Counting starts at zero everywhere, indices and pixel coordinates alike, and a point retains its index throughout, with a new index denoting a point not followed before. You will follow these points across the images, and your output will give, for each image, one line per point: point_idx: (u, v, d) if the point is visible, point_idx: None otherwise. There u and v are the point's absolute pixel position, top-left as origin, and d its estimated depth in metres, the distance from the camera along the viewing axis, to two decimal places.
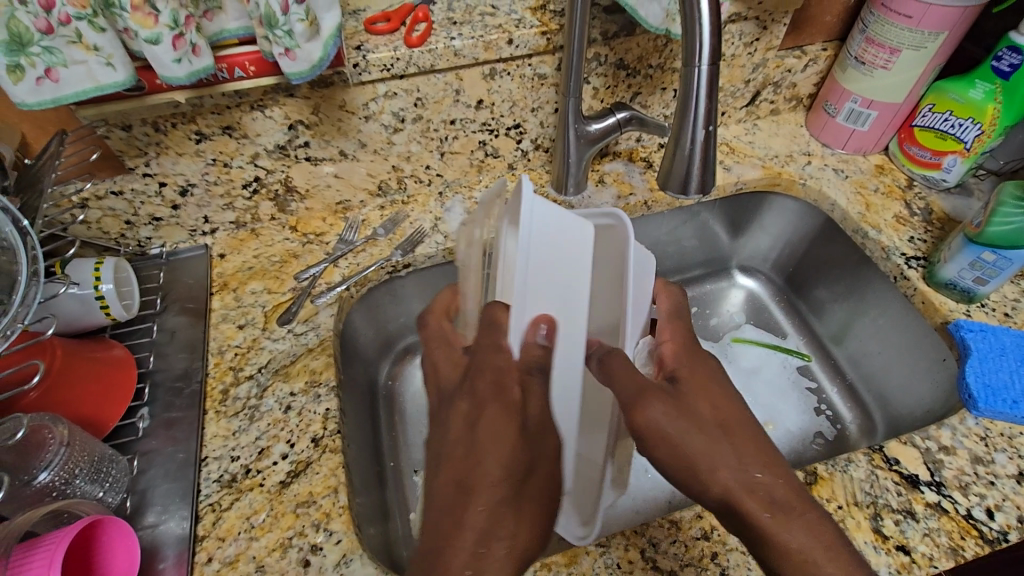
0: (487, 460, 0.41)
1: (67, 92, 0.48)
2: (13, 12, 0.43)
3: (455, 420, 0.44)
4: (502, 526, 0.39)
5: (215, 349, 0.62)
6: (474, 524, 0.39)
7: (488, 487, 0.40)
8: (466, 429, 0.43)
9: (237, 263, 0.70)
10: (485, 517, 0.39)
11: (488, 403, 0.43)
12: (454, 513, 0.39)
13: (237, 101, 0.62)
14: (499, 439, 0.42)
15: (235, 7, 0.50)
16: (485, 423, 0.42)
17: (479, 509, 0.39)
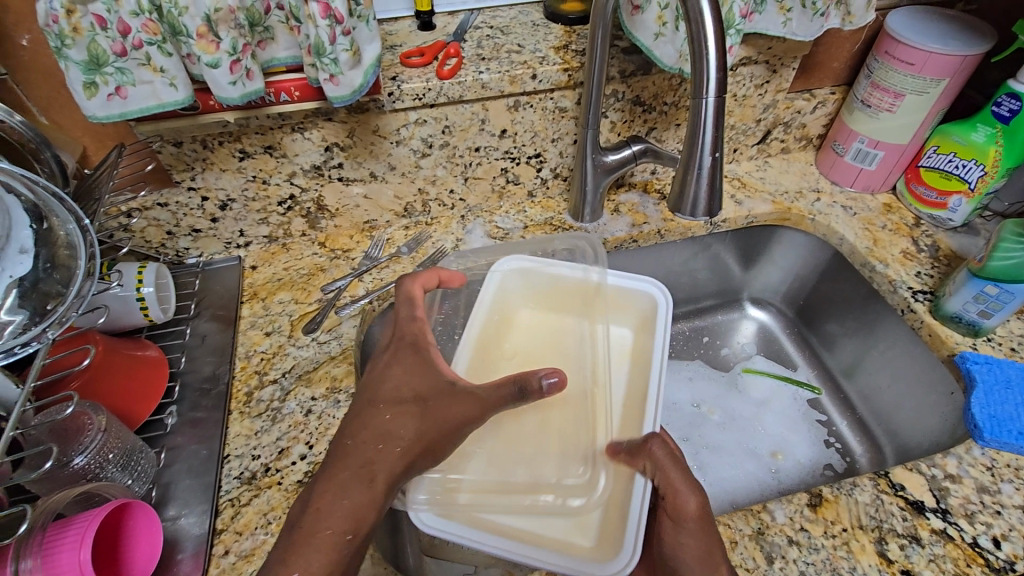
0: (396, 385, 0.51)
1: (132, 108, 0.52)
2: (94, 36, 0.48)
3: (380, 362, 0.53)
4: (399, 433, 0.49)
5: (243, 353, 0.66)
6: (377, 424, 0.49)
7: (392, 403, 0.50)
8: (393, 367, 0.52)
9: (267, 275, 0.74)
10: (387, 421, 0.49)
11: (408, 352, 0.53)
12: (360, 415, 0.50)
13: (280, 123, 0.67)
14: (422, 374, 0.52)
15: (286, 38, 0.55)
16: (403, 364, 0.53)
17: (384, 415, 0.49)
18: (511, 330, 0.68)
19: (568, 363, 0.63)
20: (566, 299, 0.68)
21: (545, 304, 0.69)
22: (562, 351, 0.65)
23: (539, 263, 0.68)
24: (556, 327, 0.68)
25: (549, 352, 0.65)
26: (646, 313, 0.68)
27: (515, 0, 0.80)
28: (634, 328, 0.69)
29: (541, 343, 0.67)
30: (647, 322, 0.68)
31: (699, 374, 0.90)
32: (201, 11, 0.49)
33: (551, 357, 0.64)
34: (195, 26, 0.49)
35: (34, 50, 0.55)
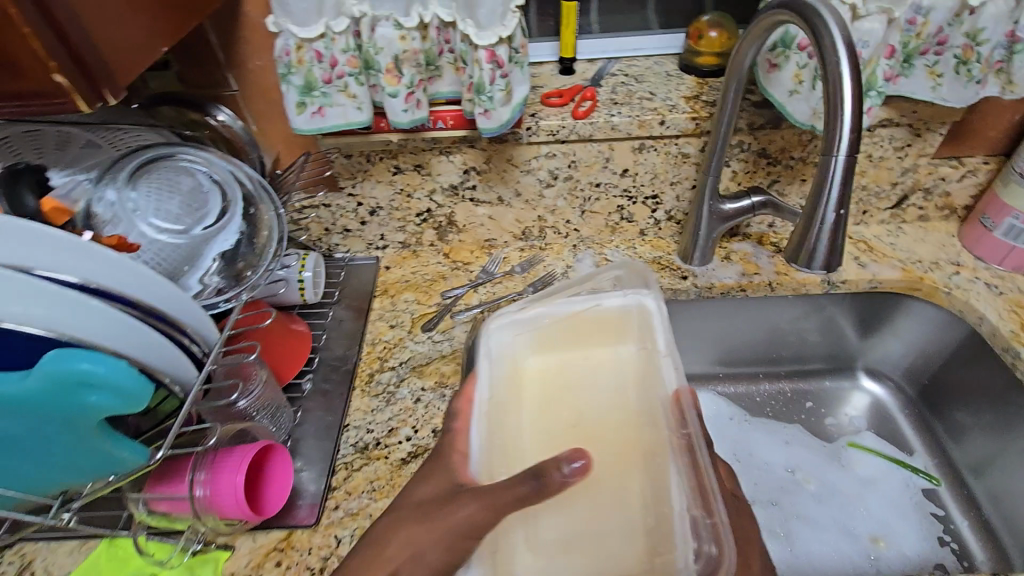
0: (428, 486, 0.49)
1: (327, 125, 0.63)
2: (311, 67, 0.60)
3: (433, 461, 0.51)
4: (396, 533, 0.48)
5: (369, 340, 0.75)
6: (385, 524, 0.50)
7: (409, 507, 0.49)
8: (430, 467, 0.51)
9: (398, 275, 0.83)
10: (391, 524, 0.49)
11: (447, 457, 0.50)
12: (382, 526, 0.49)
13: (431, 146, 0.77)
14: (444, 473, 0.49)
15: (451, 76, 0.65)
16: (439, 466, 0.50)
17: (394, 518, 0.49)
18: (522, 392, 0.53)
19: (599, 417, 0.50)
20: (577, 335, 0.55)
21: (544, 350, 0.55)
22: (577, 399, 0.52)
23: (532, 316, 0.56)
24: (565, 375, 0.54)
25: (563, 408, 0.51)
26: (640, 319, 0.55)
27: (651, 51, 0.86)
28: (639, 347, 0.54)
29: (551, 399, 0.52)
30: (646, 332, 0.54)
31: (798, 439, 0.86)
32: (393, 52, 0.59)
33: (571, 414, 0.51)
34: (386, 62, 0.60)
35: (261, 74, 0.69)
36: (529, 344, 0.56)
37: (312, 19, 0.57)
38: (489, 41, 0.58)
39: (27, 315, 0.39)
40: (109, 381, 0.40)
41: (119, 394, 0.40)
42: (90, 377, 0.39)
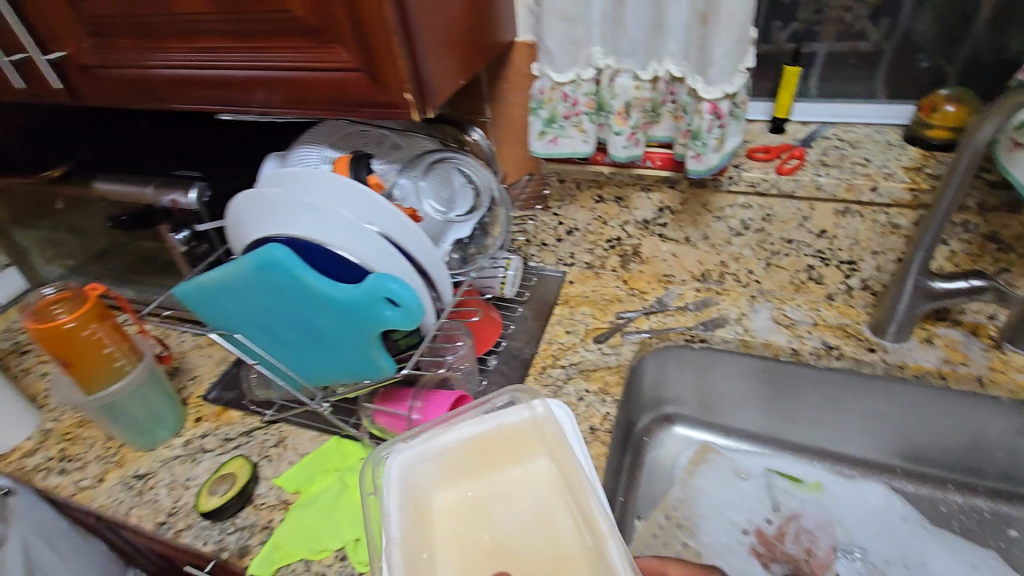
0: None
1: (556, 152, 0.76)
2: (557, 104, 0.73)
3: None
4: None
5: (547, 339, 0.85)
6: None
7: None
8: None
9: (580, 290, 0.94)
10: None
11: None
12: None
13: (636, 182, 0.87)
14: None
15: (668, 123, 0.73)
16: None
17: None
18: (429, 529, 0.47)
19: (522, 547, 0.46)
20: (476, 467, 0.50)
21: (453, 476, 0.50)
22: (496, 525, 0.47)
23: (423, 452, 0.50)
24: (478, 503, 0.49)
25: (477, 536, 0.47)
26: (546, 431, 0.50)
27: (873, 120, 0.86)
28: (553, 459, 0.49)
29: (468, 528, 0.47)
30: (555, 443, 0.49)
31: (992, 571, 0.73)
32: (626, 98, 0.70)
33: (487, 547, 0.46)
34: (618, 106, 0.71)
35: (511, 107, 0.86)
36: (429, 490, 0.49)
37: (568, 66, 0.70)
38: (713, 96, 0.64)
39: (354, 248, 0.56)
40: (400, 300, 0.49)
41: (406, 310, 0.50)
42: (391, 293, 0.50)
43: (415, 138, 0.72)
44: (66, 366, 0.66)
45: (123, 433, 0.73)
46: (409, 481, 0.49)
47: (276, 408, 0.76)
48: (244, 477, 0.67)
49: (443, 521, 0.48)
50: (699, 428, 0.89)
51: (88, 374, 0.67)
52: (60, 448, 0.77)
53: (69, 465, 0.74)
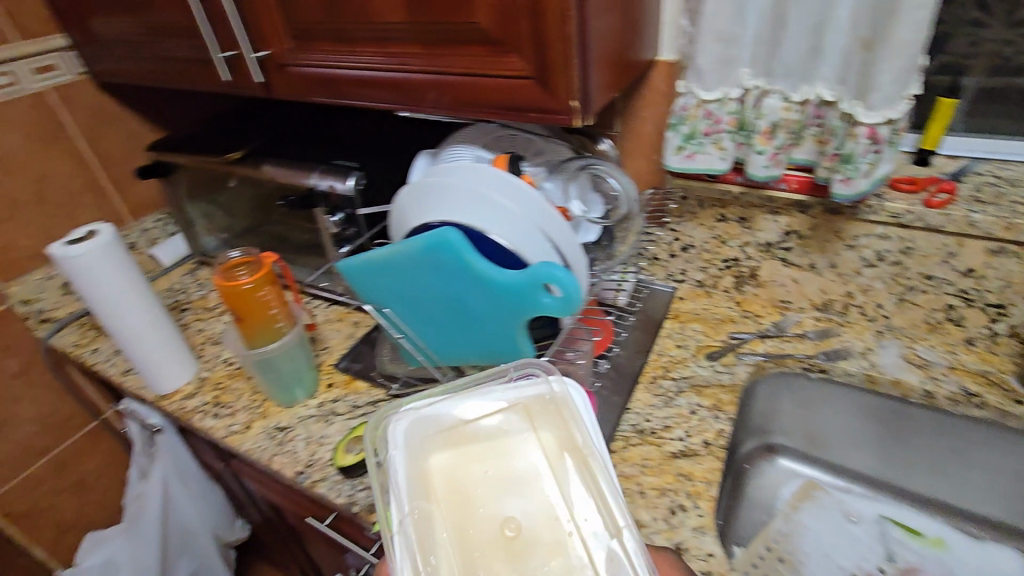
0: None
1: (693, 167, 0.78)
2: (698, 122, 0.75)
3: None
4: None
5: (657, 350, 0.86)
6: None
7: None
8: None
9: (690, 307, 0.93)
10: None
11: None
12: None
13: (763, 204, 0.87)
14: None
15: (810, 146, 0.73)
16: None
17: None
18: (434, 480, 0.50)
19: (523, 511, 0.48)
20: (481, 431, 0.53)
21: (463, 439, 0.53)
22: (496, 476, 0.50)
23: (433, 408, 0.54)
24: (485, 464, 0.51)
25: (483, 492, 0.49)
26: (558, 402, 0.54)
27: None
28: (563, 430, 0.52)
29: (475, 487, 0.50)
30: (566, 416, 0.53)
31: None
32: (773, 118, 0.71)
33: (490, 503, 0.49)
34: (764, 126, 0.72)
35: (643, 123, 0.89)
36: (435, 446, 0.53)
37: (715, 85, 0.72)
38: (873, 120, 0.64)
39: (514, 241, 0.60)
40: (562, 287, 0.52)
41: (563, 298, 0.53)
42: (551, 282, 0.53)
43: (557, 146, 0.76)
44: (238, 320, 0.75)
45: (267, 387, 0.82)
46: (418, 433, 0.53)
47: (400, 383, 0.82)
48: None
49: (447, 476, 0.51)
50: (804, 462, 0.85)
51: (253, 330, 0.76)
52: (214, 395, 0.87)
53: (222, 410, 0.84)
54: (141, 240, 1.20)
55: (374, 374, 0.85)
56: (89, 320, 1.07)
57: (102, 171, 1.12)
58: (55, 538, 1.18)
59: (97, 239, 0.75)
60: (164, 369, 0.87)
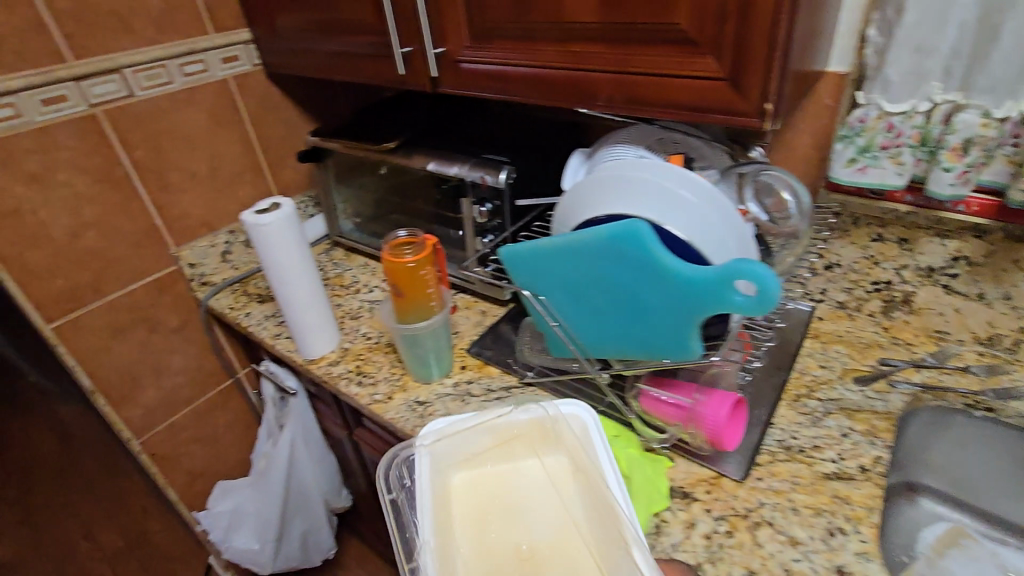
0: None
1: (864, 180, 0.81)
2: (880, 134, 0.78)
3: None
4: None
5: (798, 369, 0.82)
6: None
7: None
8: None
9: (830, 328, 0.88)
10: None
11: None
12: None
13: (931, 226, 0.87)
14: None
15: (1001, 166, 0.74)
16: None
17: None
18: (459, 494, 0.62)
19: (530, 520, 0.60)
20: (498, 455, 0.66)
21: (478, 466, 0.65)
22: (510, 495, 0.62)
23: (457, 426, 0.65)
24: (498, 485, 0.63)
25: (497, 509, 0.61)
26: (560, 427, 0.66)
27: None
28: (564, 455, 0.65)
29: (491, 504, 0.61)
30: (566, 439, 0.65)
31: None
32: (966, 134, 0.72)
33: (506, 515, 0.60)
34: (954, 142, 0.73)
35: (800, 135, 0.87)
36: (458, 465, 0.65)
37: (904, 97, 0.75)
38: None
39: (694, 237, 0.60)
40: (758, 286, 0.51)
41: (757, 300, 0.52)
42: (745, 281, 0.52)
43: (717, 150, 0.76)
44: (399, 295, 0.79)
45: (408, 362, 0.87)
46: (445, 450, 0.65)
47: (534, 371, 0.84)
48: None
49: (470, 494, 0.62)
50: (951, 507, 0.79)
51: (410, 305, 0.81)
52: (356, 364, 0.93)
53: (365, 379, 0.90)
54: None
55: (508, 360, 0.89)
56: (240, 287, 1.17)
57: (262, 154, 1.23)
58: (188, 481, 1.30)
59: (280, 210, 0.82)
60: (315, 335, 0.94)
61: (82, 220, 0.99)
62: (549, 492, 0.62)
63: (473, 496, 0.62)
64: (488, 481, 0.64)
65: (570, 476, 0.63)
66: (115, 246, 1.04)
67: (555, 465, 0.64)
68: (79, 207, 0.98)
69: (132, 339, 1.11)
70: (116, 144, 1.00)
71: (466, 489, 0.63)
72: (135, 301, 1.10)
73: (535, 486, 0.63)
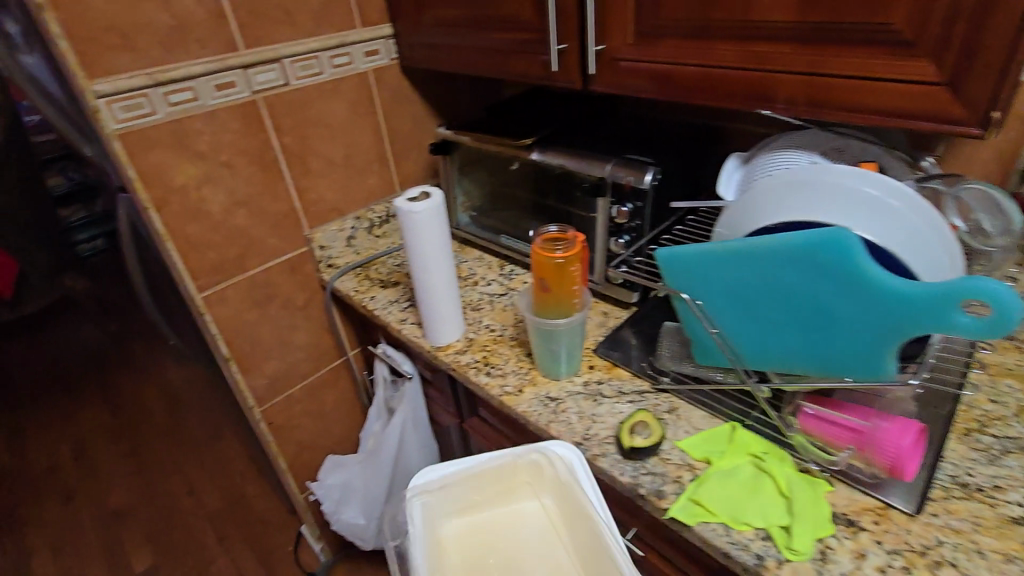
0: None
1: None
2: None
3: None
4: None
5: (966, 401, 0.76)
6: None
7: None
8: None
9: (998, 361, 0.81)
10: None
11: None
12: None
13: None
14: None
15: None
16: None
17: None
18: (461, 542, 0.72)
19: (526, 557, 0.70)
20: (493, 498, 0.75)
21: (476, 510, 0.75)
22: (507, 538, 0.72)
23: (453, 469, 0.70)
24: (494, 529, 0.73)
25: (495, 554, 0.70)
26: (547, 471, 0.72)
27: None
28: (557, 498, 0.74)
29: (488, 549, 0.71)
30: (555, 484, 0.73)
31: None
32: None
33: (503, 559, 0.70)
34: None
35: None
36: (461, 509, 0.74)
37: None
38: None
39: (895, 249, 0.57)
40: (996, 307, 0.48)
41: (991, 321, 0.49)
42: (974, 299, 0.49)
43: (898, 162, 0.72)
44: (547, 289, 0.79)
45: (539, 356, 0.88)
46: (443, 497, 0.72)
47: (670, 378, 0.82)
48: (659, 430, 0.73)
49: (471, 537, 0.73)
50: None
51: (554, 301, 0.80)
52: (484, 355, 0.94)
53: (493, 370, 0.91)
54: None
55: (641, 364, 0.87)
56: (362, 271, 1.21)
57: (389, 144, 1.28)
58: (296, 453, 1.37)
59: (431, 200, 0.85)
60: (446, 323, 0.96)
61: (237, 199, 1.06)
62: (540, 530, 0.73)
63: (472, 539, 0.73)
64: (485, 524, 0.74)
65: (561, 513, 0.73)
66: (260, 225, 1.11)
67: (549, 505, 0.74)
68: (236, 186, 1.05)
69: (265, 314, 1.18)
70: (270, 129, 1.06)
71: (467, 534, 0.73)
72: (271, 278, 1.16)
73: (527, 525, 0.74)
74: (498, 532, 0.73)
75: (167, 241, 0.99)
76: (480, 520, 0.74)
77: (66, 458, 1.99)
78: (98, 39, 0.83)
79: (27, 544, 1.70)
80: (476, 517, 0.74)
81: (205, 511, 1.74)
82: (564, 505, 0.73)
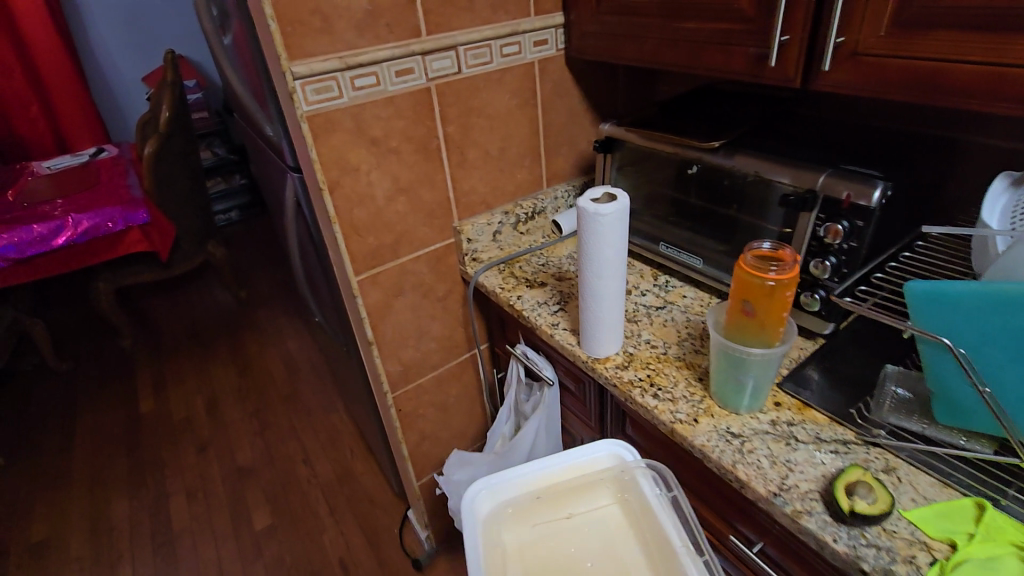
0: None
1: None
2: None
3: None
4: None
5: None
6: None
7: None
8: None
9: None
10: None
11: None
12: None
13: None
14: None
15: None
16: None
17: None
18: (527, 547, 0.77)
19: (592, 554, 0.75)
20: (552, 506, 0.81)
21: (536, 519, 0.80)
22: (571, 539, 0.77)
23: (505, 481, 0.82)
24: (557, 531, 0.78)
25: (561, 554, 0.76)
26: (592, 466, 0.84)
27: None
28: (611, 498, 0.82)
29: (555, 548, 0.76)
30: (607, 484, 0.82)
31: None
32: None
33: (571, 557, 0.75)
34: None
35: None
36: (525, 512, 0.80)
37: None
38: None
39: None
40: None
41: None
42: None
43: None
44: (754, 316, 0.70)
45: (717, 382, 0.78)
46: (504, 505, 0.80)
47: (887, 432, 0.70)
48: (885, 496, 0.62)
49: (535, 539, 0.78)
50: None
51: (756, 330, 0.71)
52: (648, 374, 0.87)
53: (661, 393, 0.83)
54: (550, 206, 1.30)
55: (845, 410, 0.75)
56: (505, 268, 1.19)
57: (544, 138, 1.22)
58: (417, 441, 1.37)
59: (618, 201, 0.78)
60: (609, 334, 0.89)
61: (399, 186, 1.06)
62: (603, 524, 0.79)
63: (537, 536, 0.78)
64: (546, 522, 0.80)
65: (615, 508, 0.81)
66: (415, 214, 1.11)
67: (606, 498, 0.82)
68: (400, 173, 1.05)
69: (409, 302, 1.18)
70: (438, 117, 1.05)
71: (531, 539, 0.78)
72: (419, 267, 1.16)
73: (589, 517, 0.80)
74: (561, 529, 0.79)
75: (334, 223, 1.01)
76: (542, 523, 0.80)
77: (200, 411, 2.16)
78: (302, 22, 0.85)
79: (166, 485, 1.87)
80: (537, 520, 0.80)
81: (318, 481, 1.82)
82: (617, 493, 0.82)
